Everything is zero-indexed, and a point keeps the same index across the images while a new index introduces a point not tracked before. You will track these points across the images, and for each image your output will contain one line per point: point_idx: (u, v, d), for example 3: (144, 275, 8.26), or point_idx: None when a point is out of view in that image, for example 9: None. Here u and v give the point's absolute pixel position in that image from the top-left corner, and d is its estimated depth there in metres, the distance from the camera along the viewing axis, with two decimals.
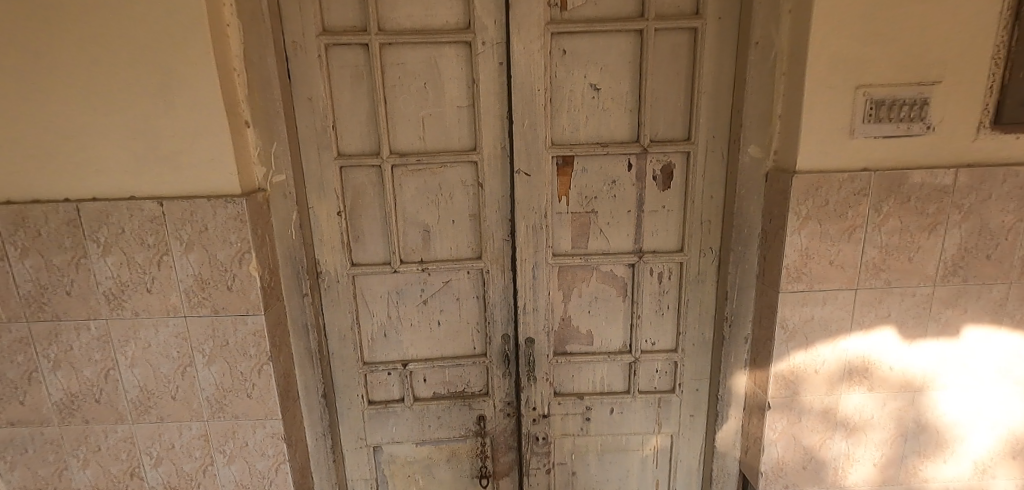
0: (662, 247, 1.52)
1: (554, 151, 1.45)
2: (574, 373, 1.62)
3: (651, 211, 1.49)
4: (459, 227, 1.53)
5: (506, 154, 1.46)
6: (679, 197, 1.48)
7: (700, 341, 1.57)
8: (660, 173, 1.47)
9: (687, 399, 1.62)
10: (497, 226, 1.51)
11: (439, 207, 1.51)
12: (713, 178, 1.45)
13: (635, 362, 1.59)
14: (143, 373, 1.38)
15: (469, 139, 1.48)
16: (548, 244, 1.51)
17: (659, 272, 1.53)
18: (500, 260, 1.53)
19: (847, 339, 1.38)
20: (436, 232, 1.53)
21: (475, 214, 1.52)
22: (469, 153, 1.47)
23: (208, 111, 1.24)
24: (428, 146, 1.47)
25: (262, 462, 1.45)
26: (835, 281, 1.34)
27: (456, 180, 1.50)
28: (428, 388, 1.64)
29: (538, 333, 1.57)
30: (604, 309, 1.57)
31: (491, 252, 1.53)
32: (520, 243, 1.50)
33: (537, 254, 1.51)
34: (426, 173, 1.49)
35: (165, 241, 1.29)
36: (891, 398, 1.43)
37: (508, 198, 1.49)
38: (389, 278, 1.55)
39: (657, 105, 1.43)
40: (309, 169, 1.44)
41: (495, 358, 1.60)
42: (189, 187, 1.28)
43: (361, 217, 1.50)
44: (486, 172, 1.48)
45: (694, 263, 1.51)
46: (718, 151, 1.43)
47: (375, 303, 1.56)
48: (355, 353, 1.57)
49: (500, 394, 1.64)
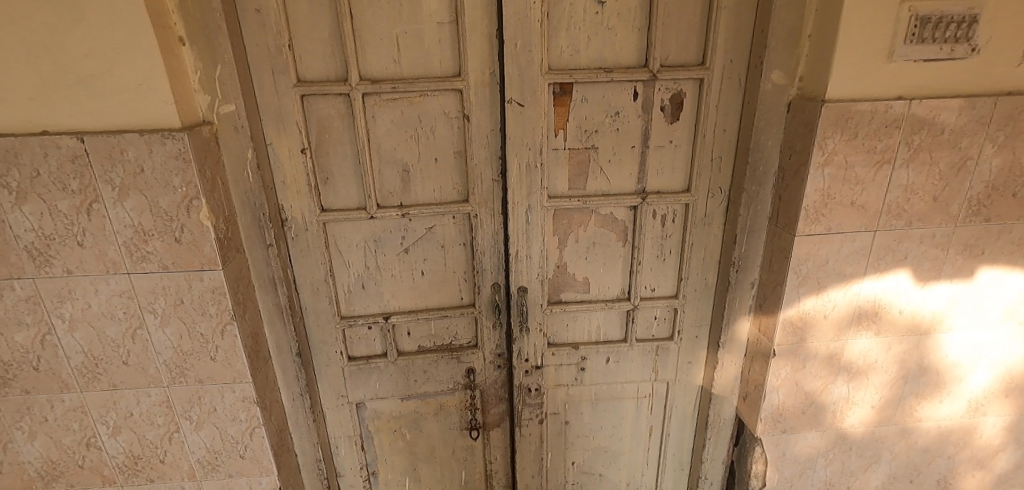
0: (666, 187, 1.39)
1: (552, 77, 1.26)
2: (569, 322, 1.52)
3: (657, 147, 1.35)
4: (443, 167, 1.36)
5: (496, 80, 1.27)
6: (688, 130, 1.34)
7: (702, 286, 1.48)
8: (669, 103, 1.31)
9: (685, 346, 1.55)
10: (485, 164, 1.35)
11: (419, 143, 1.34)
12: (727, 109, 1.30)
13: (633, 309, 1.50)
14: (85, 337, 1.21)
15: (453, 62, 1.27)
16: (543, 185, 1.36)
17: (662, 215, 1.42)
18: (488, 202, 1.39)
19: (860, 283, 1.30)
20: (417, 172, 1.36)
21: (460, 152, 1.35)
22: (454, 80, 1.27)
23: (129, 23, 1.01)
24: (404, 71, 1.27)
25: (234, 428, 1.33)
26: (854, 222, 1.24)
27: (440, 111, 1.31)
28: (413, 342, 1.53)
29: (532, 281, 1.45)
30: (602, 255, 1.46)
31: (478, 194, 1.37)
32: (512, 183, 1.35)
33: (531, 195, 1.36)
34: (405, 103, 1.30)
35: (92, 186, 1.09)
36: (898, 342, 1.38)
37: (499, 133, 1.32)
38: (366, 225, 1.39)
39: (670, 23, 1.24)
40: (264, 98, 1.23)
41: (485, 308, 1.50)
42: (116, 119, 1.06)
43: (330, 155, 1.31)
44: (473, 102, 1.29)
45: (701, 205, 1.39)
46: (735, 77, 1.28)
47: (351, 253, 1.41)
48: (331, 307, 1.44)
49: (490, 346, 1.54)
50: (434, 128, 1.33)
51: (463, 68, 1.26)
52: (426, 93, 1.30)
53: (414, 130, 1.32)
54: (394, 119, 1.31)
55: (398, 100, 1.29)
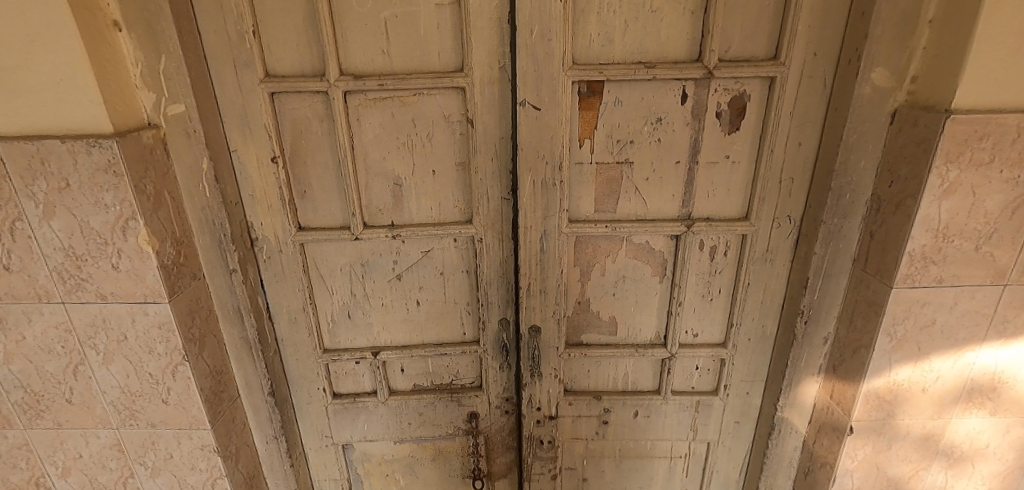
0: (718, 213, 1.11)
1: (578, 74, 1.00)
2: (591, 368, 1.27)
3: (708, 163, 1.07)
4: (443, 181, 1.13)
5: (507, 77, 1.02)
6: (751, 143, 1.05)
7: (759, 336, 1.19)
8: (727, 108, 1.03)
9: (733, 404, 1.27)
10: (493, 179, 1.10)
11: (414, 152, 1.10)
12: (804, 117, 1.00)
13: (670, 358, 1.23)
14: (23, 372, 1.04)
15: (454, 53, 1.03)
16: (563, 207, 1.10)
17: (711, 247, 1.14)
18: (496, 225, 1.14)
19: (976, 351, 0.99)
20: (412, 185, 1.13)
21: (463, 163, 1.11)
22: (455, 76, 1.03)
23: (40, 4, 0.81)
24: (395, 64, 1.03)
25: (194, 476, 1.15)
26: (974, 274, 0.93)
27: (439, 114, 1.07)
28: (407, 380, 1.32)
29: (547, 320, 1.20)
30: (633, 292, 1.19)
31: (484, 214, 1.13)
32: (524, 204, 1.09)
33: (547, 219, 1.11)
34: (396, 104, 1.06)
35: (13, 202, 0.91)
36: (1020, 425, 1.05)
37: (511, 142, 1.07)
38: (351, 247, 1.17)
39: (734, 4, 0.95)
40: (226, 97, 1.02)
41: (490, 348, 1.26)
42: (35, 122, 0.87)
43: (307, 164, 1.10)
44: (479, 104, 1.04)
45: (762, 237, 1.10)
46: (818, 76, 0.97)
47: (334, 277, 1.20)
48: (311, 340, 1.24)
49: (497, 389, 1.31)
50: (431, 133, 1.09)
51: (467, 61, 1.01)
52: (422, 92, 1.06)
53: (408, 137, 1.09)
54: (383, 123, 1.08)
55: (388, 100, 1.06)
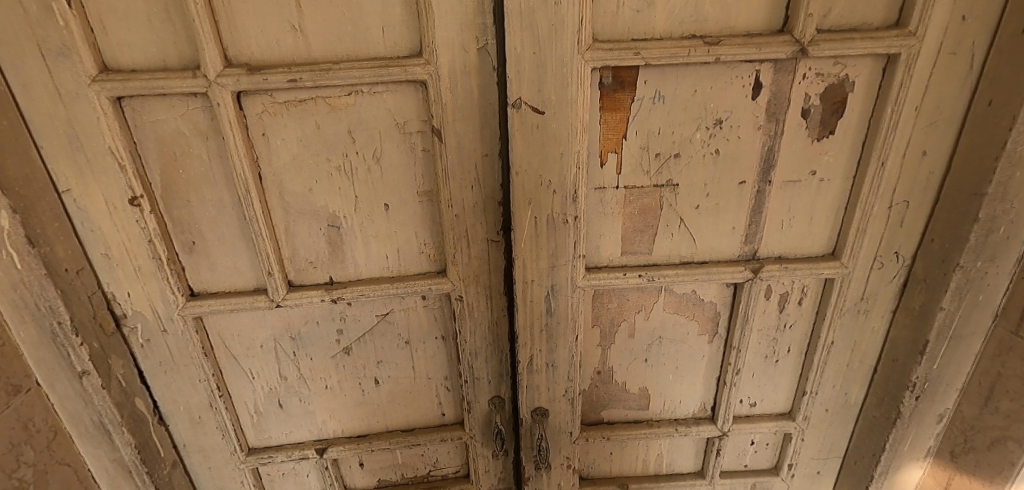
0: (794, 251, 0.78)
1: (602, 59, 0.64)
2: (615, 451, 0.95)
3: (785, 183, 0.74)
4: (400, 218, 0.78)
5: (489, 64, 0.66)
6: (849, 153, 0.72)
7: (840, 407, 0.89)
8: (817, 104, 0.69)
9: (799, 485, 0.97)
10: (474, 215, 0.75)
11: (354, 179, 0.74)
12: (934, 115, 0.68)
13: (721, 436, 0.92)
14: None
15: (405, 29, 0.66)
16: (579, 252, 0.77)
17: (782, 296, 0.82)
18: (480, 277, 0.80)
19: None
20: (354, 226, 0.77)
21: (429, 192, 0.76)
22: (409, 66, 0.66)
23: None
24: (314, 48, 0.66)
25: None
26: None
27: (388, 123, 0.71)
28: (367, 476, 0.98)
29: (556, 400, 0.87)
30: (672, 355, 0.87)
31: (461, 264, 0.79)
32: (521, 250, 0.75)
33: (554, 270, 0.77)
34: (322, 110, 0.70)
35: None
36: None
37: (499, 162, 0.72)
38: (273, 316, 0.81)
39: None
40: (40, 109, 0.64)
41: (479, 434, 0.93)
42: None
43: (193, 205, 0.73)
44: (448, 109, 0.68)
45: (857, 282, 0.78)
46: (963, 53, 0.64)
47: (251, 357, 0.84)
48: (227, 443, 0.88)
49: (489, 483, 0.98)
50: (378, 151, 0.73)
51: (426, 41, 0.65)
52: (360, 91, 0.69)
53: (344, 158, 0.73)
54: (303, 139, 0.71)
55: (308, 103, 0.69)
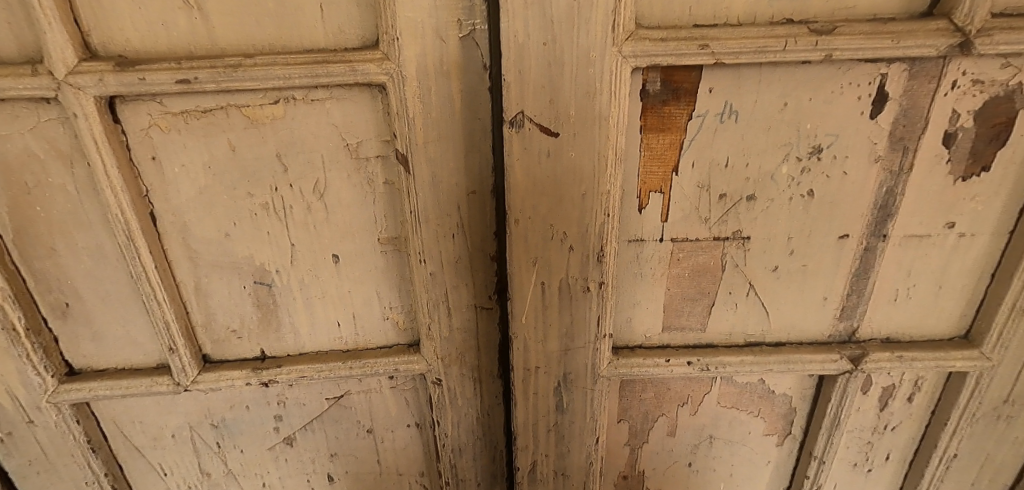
0: (909, 331, 0.55)
1: (649, 54, 0.42)
2: None
3: (908, 240, 0.51)
4: (356, 274, 0.55)
5: (478, 61, 0.44)
6: (1008, 199, 0.49)
7: None
8: (971, 126, 0.46)
9: None
10: (457, 275, 0.52)
11: (287, 222, 0.52)
12: None
13: None
14: None
15: (352, 7, 0.44)
16: (605, 333, 0.54)
17: (886, 392, 0.58)
18: (466, 356, 0.57)
19: None
20: (292, 285, 0.55)
21: (395, 240, 0.53)
22: (357, 63, 0.44)
23: None
24: (219, 34, 0.44)
25: None
26: None
27: (333, 144, 0.49)
28: None
29: None
30: (726, 460, 0.64)
31: (440, 342, 0.56)
32: (522, 326, 0.53)
33: (567, 354, 0.55)
34: (237, 124, 0.47)
35: None
36: None
37: (491, 201, 0.50)
38: (187, 399, 0.60)
39: None
40: None
41: None
42: None
43: (61, 254, 0.52)
44: (417, 127, 0.45)
45: (1000, 378, 0.55)
46: None
47: (160, 449, 0.63)
48: None
49: None
50: (320, 183, 0.50)
51: (381, 25, 0.42)
52: (290, 98, 0.47)
53: (272, 192, 0.50)
54: (211, 165, 0.49)
55: (216, 116, 0.47)
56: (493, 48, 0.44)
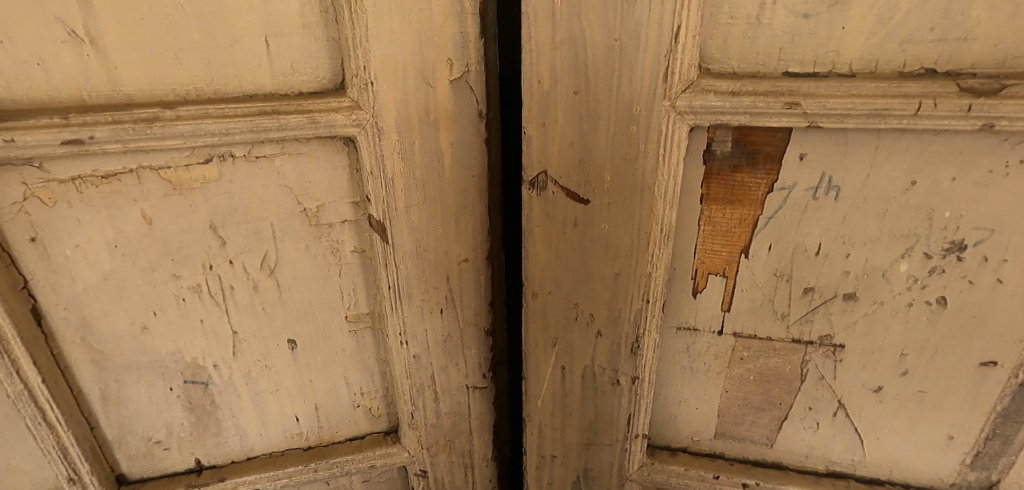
0: None
1: (716, 110, 0.31)
2: None
3: None
4: (320, 362, 0.43)
5: (471, 107, 0.34)
6: None
7: None
8: None
9: None
10: (458, 348, 0.43)
11: (226, 308, 0.39)
12: None
13: None
14: None
15: (311, 36, 0.32)
16: (635, 431, 0.41)
17: None
18: (455, 444, 0.46)
19: None
20: (235, 381, 0.42)
21: (368, 323, 0.42)
22: (319, 114, 0.33)
23: None
24: (122, 77, 0.31)
25: None
26: None
27: (285, 210, 0.37)
28: None
29: None
30: None
31: (425, 430, 0.45)
32: (537, 411, 0.42)
33: (586, 451, 0.43)
34: (153, 192, 0.34)
35: None
36: None
37: (486, 269, 0.40)
38: None
39: None
40: None
41: None
42: None
43: None
44: (398, 188, 0.35)
45: None
46: None
47: None
48: None
49: None
50: (269, 256, 0.38)
51: (349, 65, 0.32)
52: (226, 156, 0.34)
53: (204, 272, 0.38)
54: (122, 245, 0.36)
55: (124, 183, 0.34)
56: (489, 88, 0.35)
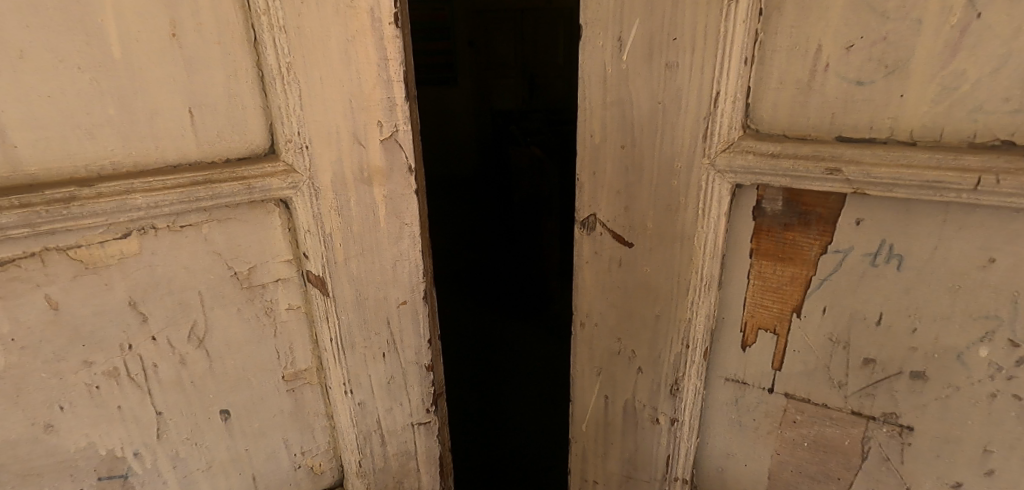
0: None
1: (754, 170, 0.32)
2: None
3: None
4: (257, 427, 0.40)
5: (403, 162, 0.38)
6: None
7: None
8: None
9: None
10: (425, 381, 0.45)
11: (149, 390, 0.35)
12: None
13: None
14: None
15: (240, 104, 0.33)
16: (671, 474, 0.42)
17: None
18: (404, 483, 0.47)
19: None
20: (162, 469, 0.37)
21: (303, 377, 0.41)
22: (253, 179, 0.33)
23: None
24: (20, 149, 0.28)
25: None
26: None
27: (215, 275, 0.35)
28: None
29: None
30: None
31: (375, 479, 0.45)
32: (581, 434, 0.45)
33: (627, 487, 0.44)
34: (57, 275, 0.31)
35: None
36: None
37: (427, 308, 0.43)
38: None
39: None
40: None
41: None
42: None
43: None
44: (339, 241, 0.37)
45: None
46: None
47: None
48: None
49: None
50: (199, 326, 0.36)
51: (280, 131, 0.34)
52: (147, 228, 0.32)
53: (121, 352, 0.34)
54: (18, 341, 0.31)
55: (22, 269, 0.30)
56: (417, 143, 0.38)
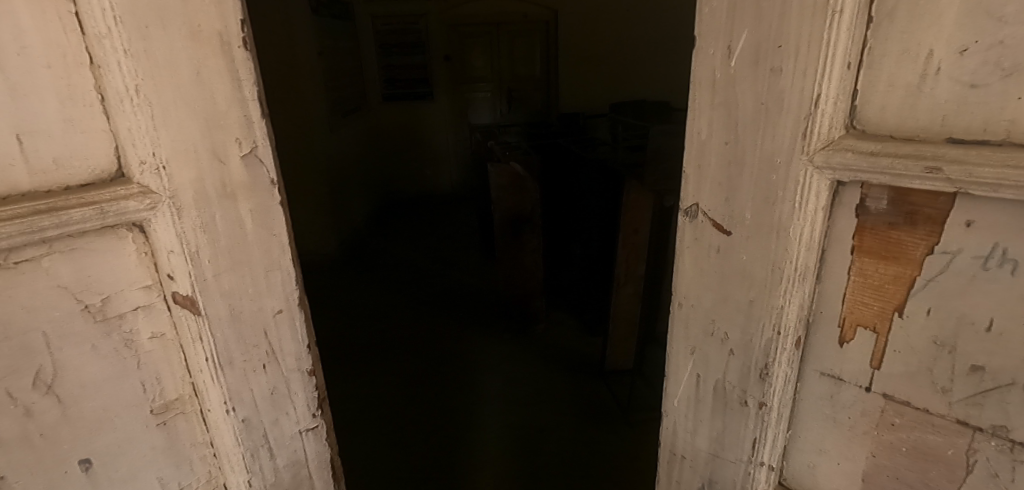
0: None
1: (847, 170, 0.35)
2: None
3: None
4: (122, 469, 0.43)
5: (264, 176, 0.43)
6: None
7: None
8: None
9: None
10: (308, 383, 0.50)
11: None
12: None
13: None
14: None
15: (91, 135, 0.37)
16: (750, 452, 0.46)
17: None
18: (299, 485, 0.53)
19: None
20: None
21: (188, 407, 0.46)
22: (105, 204, 0.36)
23: None
24: None
25: None
26: None
27: (59, 314, 0.38)
28: None
29: None
30: None
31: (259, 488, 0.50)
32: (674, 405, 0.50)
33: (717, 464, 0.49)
34: None
35: None
36: None
37: (302, 312, 0.48)
38: None
39: None
40: None
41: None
42: None
43: None
44: (216, 264, 0.42)
45: None
46: None
47: None
48: None
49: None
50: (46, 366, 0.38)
51: (131, 153, 0.37)
52: None
53: None
54: None
55: None
56: (271, 157, 0.43)
